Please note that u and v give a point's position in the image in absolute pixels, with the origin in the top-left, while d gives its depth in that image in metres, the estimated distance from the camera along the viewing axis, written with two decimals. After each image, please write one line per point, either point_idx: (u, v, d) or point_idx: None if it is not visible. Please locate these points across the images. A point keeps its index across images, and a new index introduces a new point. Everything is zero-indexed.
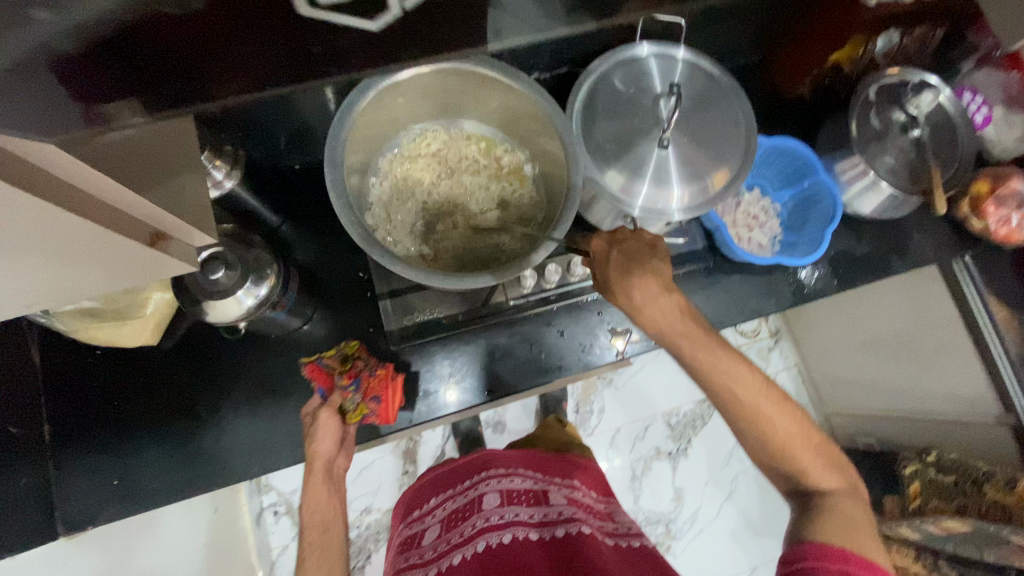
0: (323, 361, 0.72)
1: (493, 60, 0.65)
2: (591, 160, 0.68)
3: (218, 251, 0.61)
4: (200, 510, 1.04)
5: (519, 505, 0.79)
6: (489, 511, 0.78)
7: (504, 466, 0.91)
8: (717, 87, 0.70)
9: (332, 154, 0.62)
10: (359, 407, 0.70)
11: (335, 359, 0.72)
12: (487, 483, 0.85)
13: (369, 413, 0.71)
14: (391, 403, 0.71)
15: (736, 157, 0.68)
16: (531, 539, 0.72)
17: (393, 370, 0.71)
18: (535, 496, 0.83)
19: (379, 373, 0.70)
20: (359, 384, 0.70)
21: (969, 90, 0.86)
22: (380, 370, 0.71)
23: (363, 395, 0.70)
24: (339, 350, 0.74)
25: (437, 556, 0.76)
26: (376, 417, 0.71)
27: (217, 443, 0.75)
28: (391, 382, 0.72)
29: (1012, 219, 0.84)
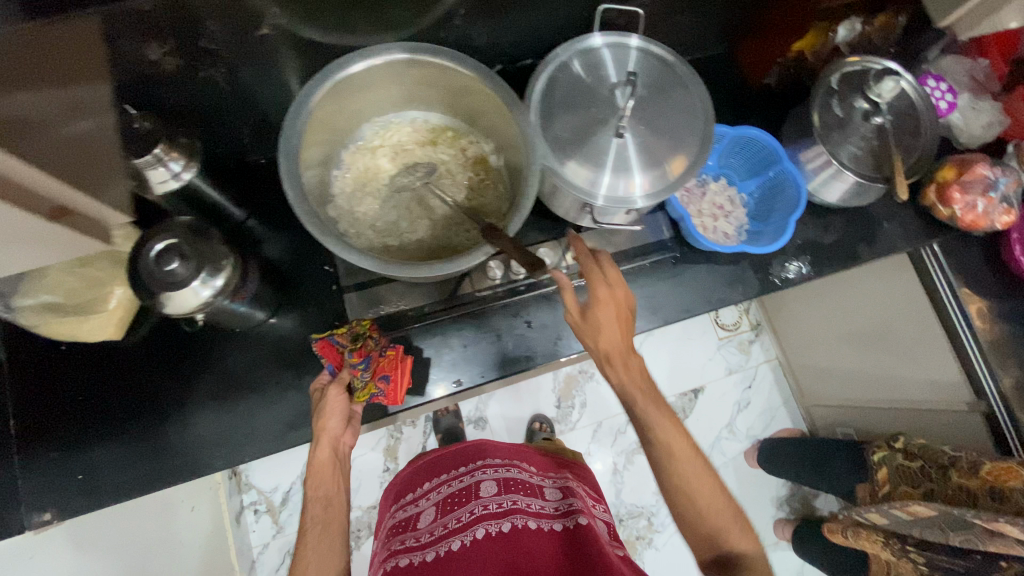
0: (335, 338, 0.71)
1: (449, 51, 0.65)
2: (550, 150, 0.68)
3: (173, 243, 0.60)
4: (175, 507, 1.04)
5: (514, 495, 0.79)
6: (486, 500, 0.78)
7: (497, 456, 0.90)
8: (673, 75, 0.70)
9: (286, 145, 0.62)
10: (367, 386, 0.70)
11: (346, 336, 0.71)
12: (483, 473, 0.85)
13: (377, 393, 0.71)
14: (399, 384, 0.71)
15: (694, 144, 0.69)
16: (530, 534, 0.72)
17: (402, 351, 0.70)
18: (531, 487, 0.83)
19: (390, 354, 0.70)
20: (368, 363, 0.70)
21: (934, 78, 0.89)
22: (390, 351, 0.71)
23: (372, 374, 0.70)
24: (351, 327, 0.72)
25: (434, 539, 0.76)
26: (383, 397, 0.71)
27: (182, 438, 0.74)
28: (400, 362, 0.71)
29: (978, 205, 0.85)
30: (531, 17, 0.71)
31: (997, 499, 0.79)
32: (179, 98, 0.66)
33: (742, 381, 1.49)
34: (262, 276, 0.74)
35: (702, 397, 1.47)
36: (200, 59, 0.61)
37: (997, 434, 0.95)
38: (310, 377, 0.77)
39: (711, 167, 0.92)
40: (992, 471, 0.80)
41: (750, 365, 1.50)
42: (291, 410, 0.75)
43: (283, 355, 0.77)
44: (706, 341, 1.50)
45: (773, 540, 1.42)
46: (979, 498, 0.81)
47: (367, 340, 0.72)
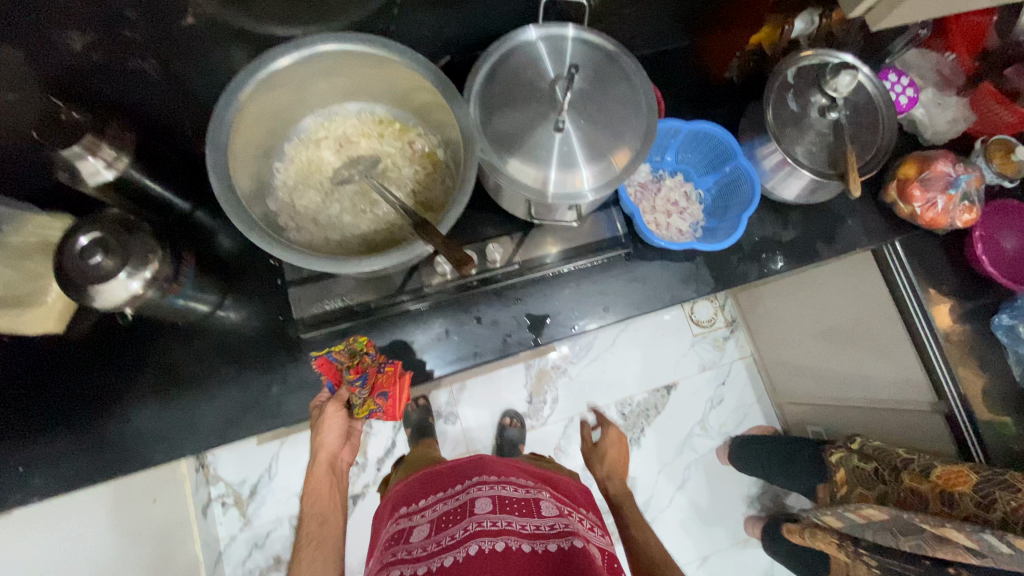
0: (332, 355, 0.72)
1: (384, 42, 0.64)
2: (490, 144, 0.67)
3: (100, 236, 0.60)
4: (140, 502, 1.04)
5: (508, 514, 0.78)
6: (481, 518, 0.76)
7: (492, 472, 0.88)
8: (617, 69, 0.69)
9: (214, 137, 0.61)
10: (367, 402, 0.72)
11: (344, 354, 0.73)
12: (478, 490, 0.82)
13: (376, 409, 0.72)
14: (397, 399, 0.71)
15: (637, 139, 0.67)
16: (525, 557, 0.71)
17: (398, 367, 0.71)
18: (526, 504, 0.81)
19: (387, 370, 0.72)
20: (365, 379, 0.72)
21: (895, 72, 0.88)
22: (388, 367, 0.72)
23: (370, 391, 0.72)
24: (349, 344, 0.74)
25: (428, 555, 0.74)
26: (382, 413, 0.72)
27: (123, 432, 0.73)
28: (398, 378, 0.72)
29: (938, 203, 0.84)
30: (473, 7, 0.70)
31: (948, 504, 0.81)
32: (114, 88, 0.65)
33: (716, 378, 1.49)
34: (202, 268, 0.74)
35: (675, 394, 1.46)
36: (110, 36, 0.58)
37: (956, 435, 0.94)
38: (253, 371, 0.77)
39: (668, 161, 0.91)
40: (943, 474, 0.82)
41: (723, 362, 1.50)
42: (233, 405, 0.75)
43: (226, 349, 0.77)
44: (680, 338, 1.49)
45: (742, 538, 1.42)
46: (930, 501, 0.83)
47: (364, 357, 0.74)
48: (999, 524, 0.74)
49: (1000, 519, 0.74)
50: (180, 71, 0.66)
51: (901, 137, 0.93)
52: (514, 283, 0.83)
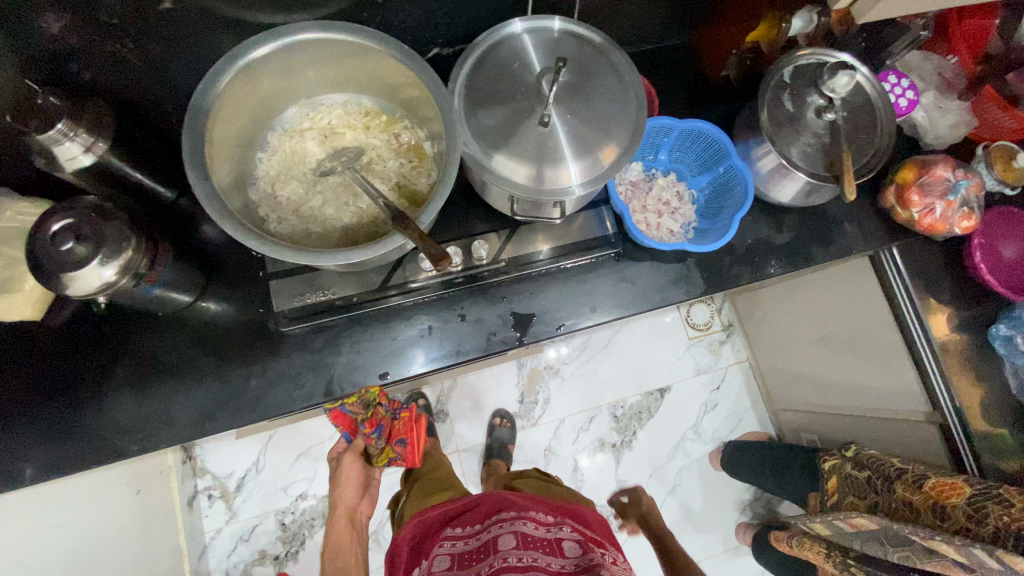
0: (347, 408, 0.87)
1: (368, 30, 0.63)
2: (473, 138, 0.65)
3: (74, 223, 0.59)
4: (126, 493, 1.03)
5: (533, 550, 0.76)
6: (506, 552, 0.74)
7: (514, 509, 0.87)
8: (607, 63, 0.67)
9: (191, 124, 0.60)
10: (387, 450, 0.94)
11: (357, 407, 0.87)
12: (502, 527, 0.82)
13: (395, 455, 0.94)
14: (412, 444, 0.93)
15: (625, 135, 0.66)
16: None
17: (410, 417, 0.92)
18: (550, 542, 0.79)
19: (402, 418, 0.93)
20: (383, 430, 0.93)
21: (894, 75, 0.86)
22: (402, 416, 0.93)
23: (388, 439, 0.94)
24: (363, 396, 0.81)
25: None
26: (400, 457, 0.94)
27: (98, 422, 0.72)
28: (410, 425, 0.94)
29: (936, 208, 0.82)
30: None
31: (940, 516, 0.79)
32: (94, 70, 0.64)
33: (710, 383, 1.47)
34: (181, 258, 0.73)
35: (668, 397, 1.45)
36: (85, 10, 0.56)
37: (950, 446, 0.92)
38: (232, 363, 0.76)
39: (661, 160, 0.89)
40: (936, 486, 0.80)
41: (719, 366, 1.48)
42: (211, 397, 0.75)
43: (207, 341, 0.76)
44: (675, 341, 1.47)
45: (733, 545, 1.40)
46: (922, 514, 0.81)
47: (378, 409, 0.91)
48: (991, 540, 0.72)
49: (992, 534, 0.72)
50: (161, 55, 0.65)
51: (901, 140, 0.91)
52: (500, 281, 0.82)
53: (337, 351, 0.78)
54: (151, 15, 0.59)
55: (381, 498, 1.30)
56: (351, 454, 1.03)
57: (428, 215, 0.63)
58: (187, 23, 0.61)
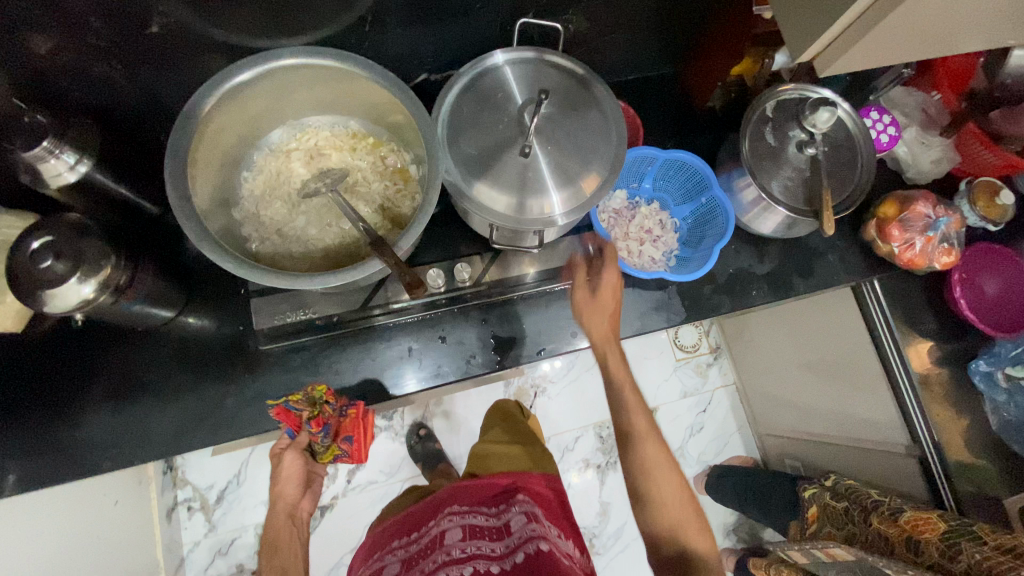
0: (290, 405, 0.73)
1: (352, 58, 0.64)
2: (455, 167, 0.66)
3: (53, 240, 0.59)
4: (100, 506, 1.01)
5: (480, 543, 0.76)
6: (452, 545, 0.74)
7: (463, 504, 0.86)
8: (589, 96, 0.68)
9: (175, 146, 0.61)
10: (331, 446, 0.78)
11: (302, 405, 0.73)
12: (450, 522, 0.81)
13: (341, 450, 0.78)
14: (362, 444, 0.77)
15: (606, 164, 0.67)
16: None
17: (362, 412, 0.75)
18: (496, 531, 0.78)
19: (350, 416, 0.75)
20: (328, 429, 0.76)
21: (877, 110, 0.86)
22: (350, 412, 0.75)
23: (333, 436, 0.77)
24: (306, 393, 0.74)
25: None
26: (348, 454, 0.78)
27: (71, 436, 0.72)
28: (361, 422, 0.76)
29: (916, 244, 0.83)
30: (448, 28, 0.70)
31: (914, 550, 0.79)
32: (82, 90, 0.65)
33: (696, 406, 1.47)
34: (163, 273, 0.73)
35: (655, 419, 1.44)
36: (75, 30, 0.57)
37: (930, 481, 0.91)
38: (209, 381, 0.76)
39: (645, 188, 0.90)
40: (911, 520, 0.81)
41: (706, 389, 1.48)
42: (187, 414, 0.75)
43: (186, 357, 0.76)
44: (662, 363, 1.47)
45: None
46: (898, 547, 0.81)
47: (325, 406, 0.75)
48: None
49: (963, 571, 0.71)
50: (150, 76, 0.66)
51: (884, 174, 0.92)
52: (483, 303, 0.82)
53: (316, 371, 0.78)
54: (139, 39, 0.60)
55: (362, 515, 1.28)
56: (290, 449, 0.80)
57: (409, 241, 0.63)
58: (176, 47, 0.62)
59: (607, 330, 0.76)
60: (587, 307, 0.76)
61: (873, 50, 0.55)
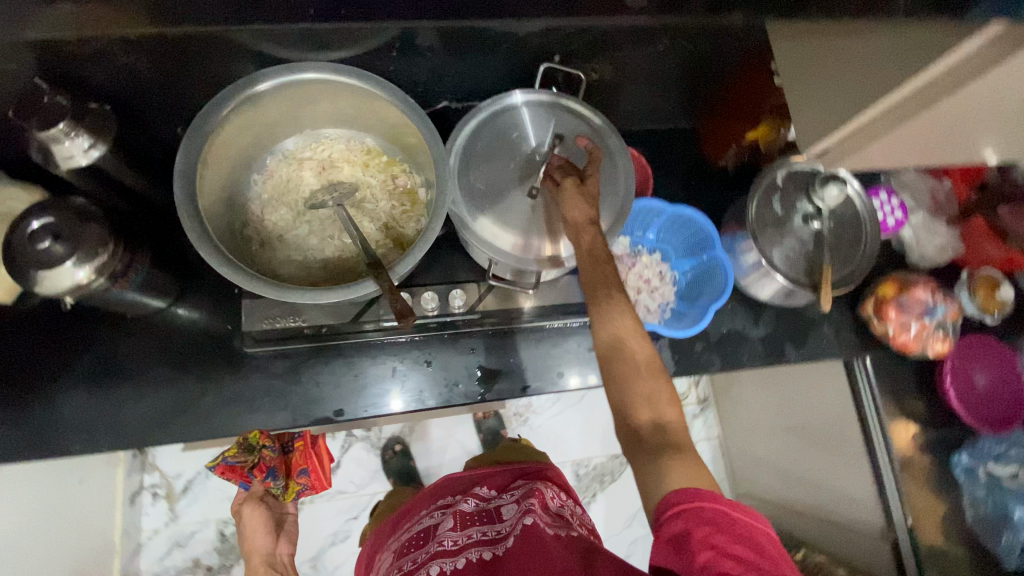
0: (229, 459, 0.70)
1: (376, 80, 0.65)
2: (463, 199, 0.67)
3: (54, 222, 0.60)
4: (64, 483, 0.99)
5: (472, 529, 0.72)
6: (444, 535, 0.71)
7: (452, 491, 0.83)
8: (603, 146, 0.69)
9: (189, 146, 0.61)
10: (290, 485, 0.77)
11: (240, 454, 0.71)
12: (439, 512, 0.77)
13: (302, 486, 0.78)
14: (320, 470, 0.78)
15: (611, 215, 0.67)
16: (483, 564, 0.65)
17: (311, 437, 0.78)
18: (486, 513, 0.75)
19: (300, 445, 0.77)
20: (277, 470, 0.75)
21: (886, 192, 0.88)
22: (297, 444, 0.78)
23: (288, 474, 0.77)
24: (241, 442, 0.71)
25: None
26: (309, 487, 0.78)
27: (45, 414, 0.71)
28: (311, 450, 0.78)
29: (911, 329, 0.84)
30: (475, 62, 0.71)
31: None
32: (107, 77, 0.65)
33: None
34: (159, 263, 0.73)
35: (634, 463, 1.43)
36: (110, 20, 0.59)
37: (899, 568, 0.90)
38: (191, 376, 0.75)
39: (648, 238, 0.88)
40: None
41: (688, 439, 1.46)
42: (164, 406, 0.74)
43: (172, 348, 0.76)
44: None
45: None
46: None
47: (264, 450, 0.73)
48: None
49: None
50: (175, 72, 0.67)
51: (888, 253, 0.92)
52: (473, 331, 0.82)
53: (297, 380, 0.77)
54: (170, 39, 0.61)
55: (326, 523, 1.26)
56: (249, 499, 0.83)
57: (407, 266, 0.63)
58: (205, 50, 0.63)
59: (592, 216, 0.62)
60: (574, 194, 0.63)
61: (909, 133, 0.61)
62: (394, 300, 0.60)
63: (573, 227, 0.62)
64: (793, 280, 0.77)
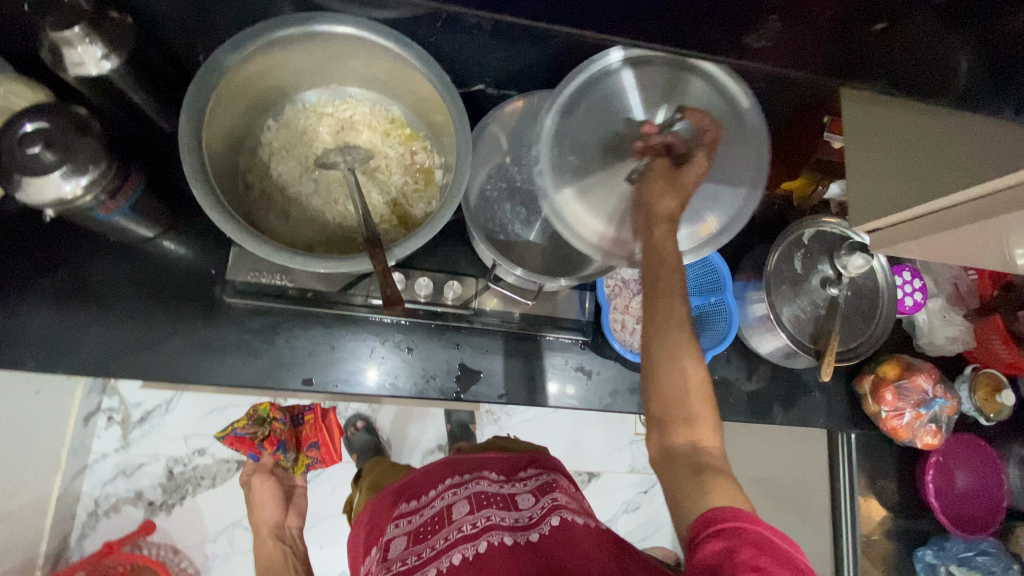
0: (239, 432, 0.88)
1: (415, 49, 0.61)
2: (556, 161, 0.61)
3: (47, 128, 0.56)
4: (19, 392, 0.95)
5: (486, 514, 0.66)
6: (461, 520, 0.63)
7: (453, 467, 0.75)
8: (737, 135, 0.62)
9: (205, 78, 0.58)
10: (301, 457, 0.95)
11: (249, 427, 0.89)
12: (451, 492, 0.68)
13: (311, 458, 0.95)
14: (327, 442, 0.93)
15: (722, 214, 0.62)
16: (509, 552, 0.59)
17: (315, 414, 0.93)
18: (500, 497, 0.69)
19: (309, 418, 0.93)
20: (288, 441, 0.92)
21: (910, 271, 0.84)
22: (309, 415, 0.94)
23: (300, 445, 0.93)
24: (253, 415, 0.90)
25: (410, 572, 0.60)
26: (317, 459, 0.95)
27: (5, 323, 0.68)
28: (318, 424, 0.93)
29: (905, 415, 0.82)
30: (521, 52, 0.68)
31: None
32: None
33: (639, 485, 1.43)
34: (153, 191, 0.69)
35: (595, 484, 1.41)
36: None
37: None
38: (165, 314, 0.72)
39: None
40: None
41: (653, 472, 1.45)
42: (131, 338, 0.71)
43: (152, 282, 0.73)
44: (620, 432, 1.44)
45: None
46: None
47: (276, 424, 0.91)
48: None
49: None
50: None
51: (896, 333, 0.90)
52: (461, 326, 0.79)
53: (271, 340, 0.74)
54: None
55: None
56: (259, 475, 0.99)
57: (407, 250, 0.60)
58: None
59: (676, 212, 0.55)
60: (663, 179, 0.56)
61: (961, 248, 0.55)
62: (385, 284, 0.57)
63: (652, 212, 0.55)
64: (796, 343, 0.74)
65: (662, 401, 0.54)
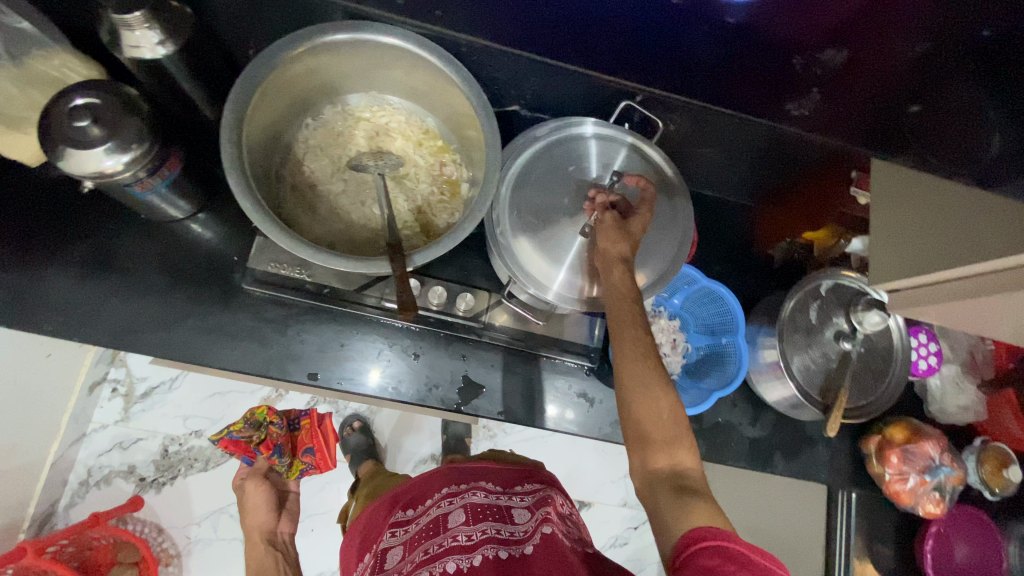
0: (235, 434, 0.88)
1: (457, 66, 0.63)
2: (511, 221, 0.65)
3: (97, 104, 0.58)
4: (31, 353, 0.97)
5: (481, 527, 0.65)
6: (456, 530, 0.62)
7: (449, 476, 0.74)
8: (665, 199, 0.68)
9: (253, 72, 0.60)
10: (295, 463, 0.94)
11: (245, 430, 0.89)
12: (447, 501, 0.67)
13: (305, 464, 0.94)
14: (321, 448, 0.93)
15: (660, 266, 0.66)
16: (501, 566, 0.57)
17: (311, 418, 0.94)
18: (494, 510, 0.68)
19: (305, 422, 0.94)
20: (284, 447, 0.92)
21: (927, 334, 0.83)
22: (305, 420, 0.95)
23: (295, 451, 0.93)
24: (250, 420, 0.90)
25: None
26: (312, 465, 0.94)
27: (30, 285, 0.69)
28: (313, 429, 0.94)
29: (909, 480, 0.80)
30: (559, 79, 0.69)
31: None
32: None
33: (629, 520, 1.41)
34: (188, 175, 0.71)
35: (585, 513, 1.39)
36: None
37: None
38: (183, 294, 0.74)
39: (672, 302, 0.84)
40: None
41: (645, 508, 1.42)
42: (147, 314, 0.72)
43: (175, 261, 0.74)
44: (615, 464, 1.42)
45: None
46: None
47: (272, 428, 0.92)
48: None
49: None
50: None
51: (906, 395, 0.88)
52: (470, 339, 0.79)
53: (282, 331, 0.75)
54: None
55: None
56: (251, 479, 0.98)
57: (427, 257, 0.60)
58: None
59: (625, 255, 0.61)
60: (613, 230, 0.61)
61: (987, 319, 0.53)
62: (403, 288, 0.58)
63: (606, 258, 0.61)
64: (805, 393, 0.73)
65: (664, 432, 0.53)
